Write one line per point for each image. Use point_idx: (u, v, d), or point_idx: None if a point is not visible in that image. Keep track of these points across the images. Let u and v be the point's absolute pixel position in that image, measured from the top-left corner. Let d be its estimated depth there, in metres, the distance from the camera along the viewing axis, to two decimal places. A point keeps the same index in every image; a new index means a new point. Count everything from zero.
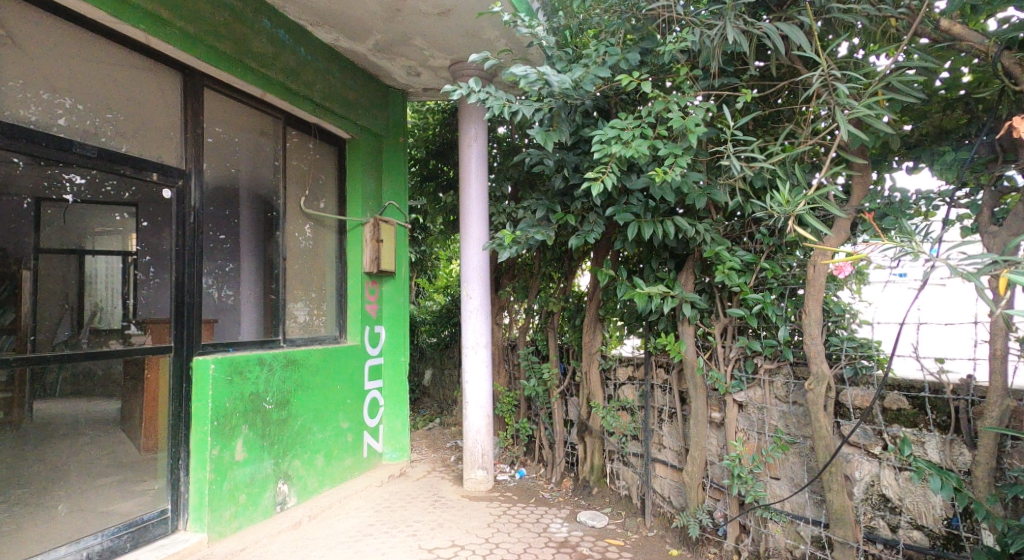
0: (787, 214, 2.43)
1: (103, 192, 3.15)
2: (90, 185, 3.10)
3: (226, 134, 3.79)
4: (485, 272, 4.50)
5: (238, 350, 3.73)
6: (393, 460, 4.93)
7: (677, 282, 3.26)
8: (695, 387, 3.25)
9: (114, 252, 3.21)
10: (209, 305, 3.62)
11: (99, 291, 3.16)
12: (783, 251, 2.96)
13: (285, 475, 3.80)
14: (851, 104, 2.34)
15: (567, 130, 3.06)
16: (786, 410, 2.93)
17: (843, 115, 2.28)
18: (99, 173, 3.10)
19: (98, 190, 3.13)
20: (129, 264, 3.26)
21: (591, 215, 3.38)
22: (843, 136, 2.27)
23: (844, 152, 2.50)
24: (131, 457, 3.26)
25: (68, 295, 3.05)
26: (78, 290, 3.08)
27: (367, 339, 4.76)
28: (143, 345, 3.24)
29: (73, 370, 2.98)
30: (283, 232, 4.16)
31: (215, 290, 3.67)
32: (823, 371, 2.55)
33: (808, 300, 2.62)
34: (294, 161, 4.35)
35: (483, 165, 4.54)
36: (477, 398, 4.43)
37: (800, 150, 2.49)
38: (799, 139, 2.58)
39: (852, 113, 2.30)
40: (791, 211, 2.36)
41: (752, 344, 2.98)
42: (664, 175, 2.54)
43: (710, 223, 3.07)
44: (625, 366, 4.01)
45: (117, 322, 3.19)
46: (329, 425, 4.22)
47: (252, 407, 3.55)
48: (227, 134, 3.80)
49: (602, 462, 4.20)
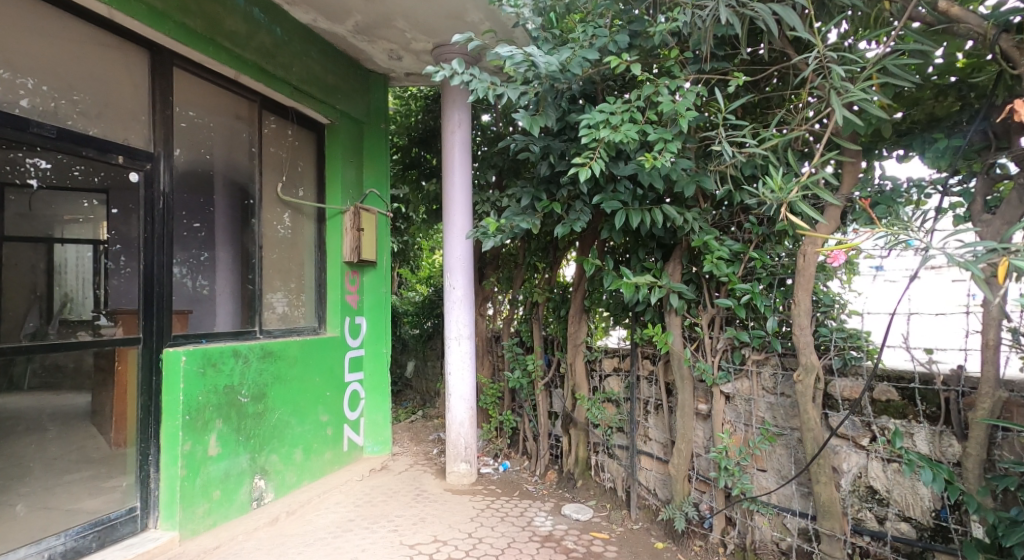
0: (779, 202, 2.34)
1: (69, 177, 3.06)
2: (56, 170, 3.01)
3: (200, 118, 3.66)
4: (468, 261, 4.41)
5: (211, 341, 3.57)
6: (374, 453, 4.85)
7: (664, 272, 3.20)
8: (682, 378, 3.20)
9: (85, 240, 3.12)
10: (180, 295, 3.50)
11: (70, 281, 3.09)
12: (772, 240, 2.91)
13: (262, 470, 3.70)
14: (846, 87, 2.25)
15: (553, 116, 2.97)
16: (773, 402, 2.91)
17: (838, 99, 2.21)
18: (65, 157, 3.00)
19: (65, 175, 3.04)
20: (100, 253, 3.14)
21: (577, 204, 3.31)
22: (838, 120, 2.20)
23: (835, 138, 2.43)
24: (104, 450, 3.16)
25: (36, 287, 3.01)
26: (47, 280, 3.04)
27: (347, 330, 4.65)
28: (113, 336, 3.10)
29: (41, 363, 2.88)
30: (259, 220, 4.03)
31: (189, 280, 3.57)
32: (812, 361, 2.51)
33: (797, 290, 2.58)
34: (271, 147, 4.21)
35: (466, 152, 4.44)
36: (460, 389, 4.34)
37: (792, 135, 2.40)
38: (791, 124, 2.51)
39: (847, 98, 2.23)
40: (784, 199, 2.27)
41: (739, 335, 2.93)
42: (652, 162, 2.47)
43: (698, 212, 3.02)
44: (610, 357, 3.97)
45: (88, 313, 3.08)
46: (308, 418, 4.11)
47: (227, 400, 3.43)
48: (201, 118, 3.67)
49: (587, 455, 4.16)
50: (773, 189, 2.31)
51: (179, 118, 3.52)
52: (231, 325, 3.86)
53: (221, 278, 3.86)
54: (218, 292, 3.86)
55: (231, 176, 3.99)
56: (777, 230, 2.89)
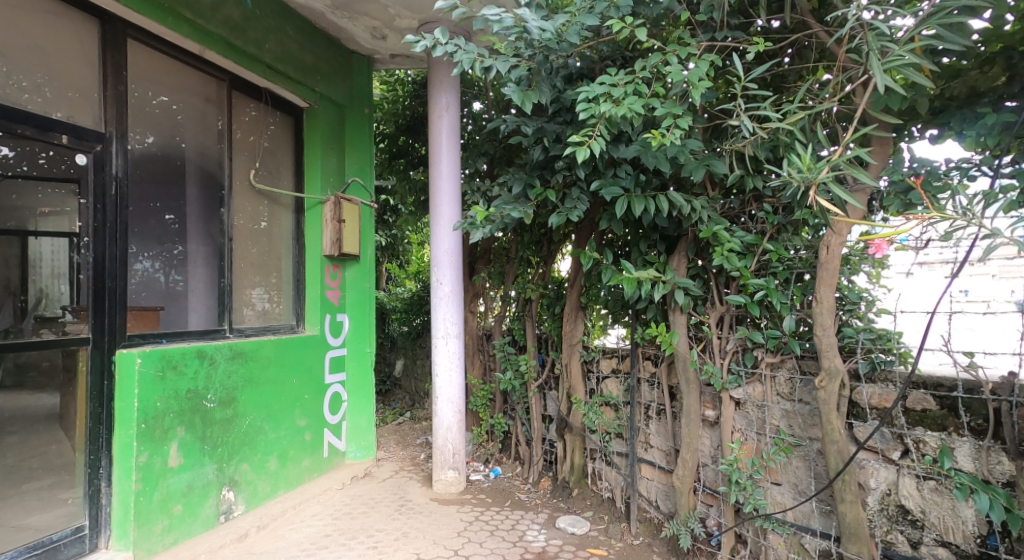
0: (806, 183, 2.01)
1: (39, 163, 2.82)
2: (22, 156, 2.78)
3: (172, 103, 3.48)
4: (456, 255, 4.12)
5: (173, 342, 3.26)
6: (357, 459, 4.56)
7: (668, 266, 2.94)
8: (687, 382, 2.93)
9: (62, 233, 2.87)
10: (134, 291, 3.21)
11: (44, 275, 2.88)
12: (790, 230, 2.64)
13: (231, 481, 3.41)
14: (889, 45, 1.93)
15: (548, 93, 2.68)
16: (790, 409, 2.63)
17: (878, 62, 1.87)
18: (30, 143, 2.77)
19: (34, 161, 2.81)
20: (75, 248, 2.86)
21: (574, 190, 3.02)
22: (878, 89, 1.86)
23: (871, 110, 2.12)
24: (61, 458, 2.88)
25: (10, 282, 2.84)
26: (21, 274, 2.87)
27: (328, 328, 4.35)
28: (78, 334, 2.83)
29: (17, 360, 2.68)
30: (228, 210, 3.72)
31: (162, 276, 3.43)
32: (836, 366, 2.27)
33: (819, 286, 2.32)
34: (243, 132, 3.90)
35: (455, 138, 4.14)
36: (448, 392, 4.06)
37: (823, 107, 2.07)
38: (824, 94, 2.20)
39: (888, 62, 1.91)
40: (814, 179, 1.95)
41: (752, 335, 2.65)
42: (659, 140, 2.16)
43: (706, 200, 2.77)
44: (608, 358, 3.71)
45: (55, 310, 2.84)
46: (284, 423, 3.82)
47: (190, 405, 3.13)
48: (173, 102, 3.48)
49: (583, 462, 3.89)
50: (800, 168, 2.01)
51: (136, 98, 3.22)
52: (200, 323, 3.58)
53: (194, 273, 3.66)
54: (188, 289, 3.60)
55: (201, 164, 3.71)
56: (795, 219, 2.62)
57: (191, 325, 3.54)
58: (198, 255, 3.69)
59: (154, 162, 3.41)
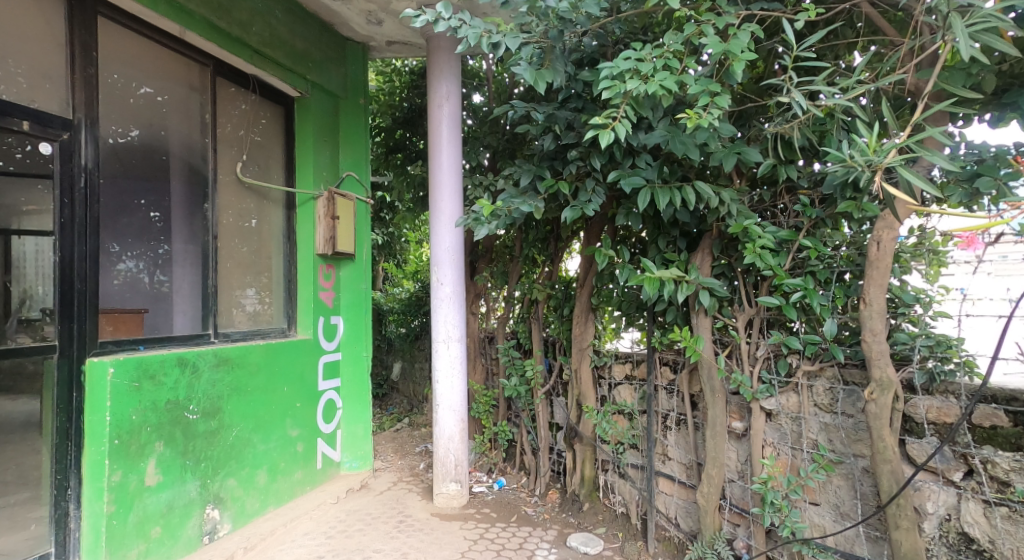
0: (870, 168, 1.79)
1: (17, 159, 2.62)
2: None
3: (157, 95, 3.27)
4: (458, 253, 3.86)
5: (150, 349, 2.98)
6: (353, 470, 4.30)
7: (691, 264, 2.70)
8: (712, 392, 2.69)
9: (47, 231, 2.63)
10: (108, 292, 2.94)
11: (29, 274, 2.65)
12: (829, 223, 2.40)
13: (215, 498, 3.15)
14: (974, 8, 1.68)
15: (561, 73, 2.44)
16: (829, 421, 2.39)
17: (962, 23, 1.65)
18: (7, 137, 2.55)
19: (12, 158, 2.61)
20: (55, 246, 2.62)
21: (589, 182, 2.78)
22: (963, 56, 1.63)
23: (947, 84, 1.86)
24: (30, 475, 2.64)
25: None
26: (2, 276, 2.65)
27: (322, 331, 4.09)
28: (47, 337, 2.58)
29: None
30: (212, 205, 3.45)
31: (146, 276, 3.24)
32: (888, 376, 2.04)
33: (869, 286, 2.09)
34: (229, 123, 3.63)
35: (456, 128, 3.89)
36: (450, 399, 3.80)
37: (894, 78, 1.84)
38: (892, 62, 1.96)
39: (974, 27, 1.67)
40: (881, 164, 1.73)
41: (788, 340, 2.41)
42: (695, 121, 1.92)
43: (735, 192, 2.54)
44: (621, 363, 3.46)
45: (31, 310, 2.60)
46: (274, 434, 3.56)
47: (170, 418, 2.87)
48: (158, 95, 3.28)
49: (594, 474, 3.64)
50: (862, 151, 1.79)
51: (109, 83, 2.95)
52: (185, 327, 3.31)
53: (181, 275, 3.39)
54: (173, 291, 3.35)
55: (186, 158, 3.45)
56: (834, 211, 2.38)
57: (174, 330, 3.26)
58: (185, 255, 3.43)
59: (132, 156, 3.19)
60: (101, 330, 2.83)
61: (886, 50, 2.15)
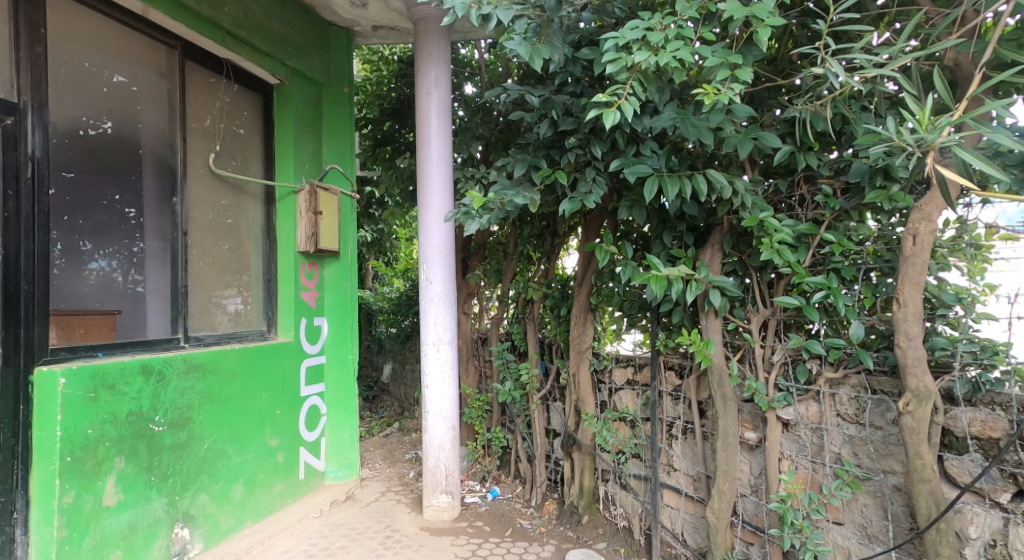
0: (921, 147, 1.59)
1: None
2: None
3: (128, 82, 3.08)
4: (448, 250, 3.62)
5: (110, 355, 2.71)
6: (338, 479, 4.06)
7: (700, 262, 2.48)
8: (723, 400, 2.47)
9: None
10: (80, 292, 2.94)
11: None
12: (853, 215, 2.19)
13: (185, 516, 2.91)
14: None
15: (559, 49, 2.21)
16: (854, 433, 2.18)
17: None
18: None
19: None
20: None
21: (589, 171, 2.55)
22: None
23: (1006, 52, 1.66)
24: None
25: None
26: None
27: (304, 333, 3.84)
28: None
29: None
30: (180, 199, 3.21)
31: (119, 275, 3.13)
32: (926, 386, 1.83)
33: (905, 285, 1.87)
34: (207, 114, 3.44)
35: (445, 117, 3.65)
36: (440, 406, 3.56)
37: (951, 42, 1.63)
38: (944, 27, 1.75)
39: None
40: (935, 141, 1.53)
41: (810, 344, 2.18)
42: (712, 97, 1.71)
43: (749, 181, 2.32)
44: (623, 367, 3.25)
45: None
46: (251, 445, 3.32)
47: (132, 431, 2.63)
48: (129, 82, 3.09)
49: (593, 485, 3.42)
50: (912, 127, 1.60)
51: (77, 68, 2.83)
52: (157, 328, 3.12)
53: (155, 275, 3.22)
54: (148, 292, 3.20)
55: (156, 150, 3.23)
56: (860, 201, 2.16)
57: (147, 333, 3.07)
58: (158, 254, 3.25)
59: (108, 151, 3.19)
60: (69, 335, 2.73)
61: (921, 20, 1.94)
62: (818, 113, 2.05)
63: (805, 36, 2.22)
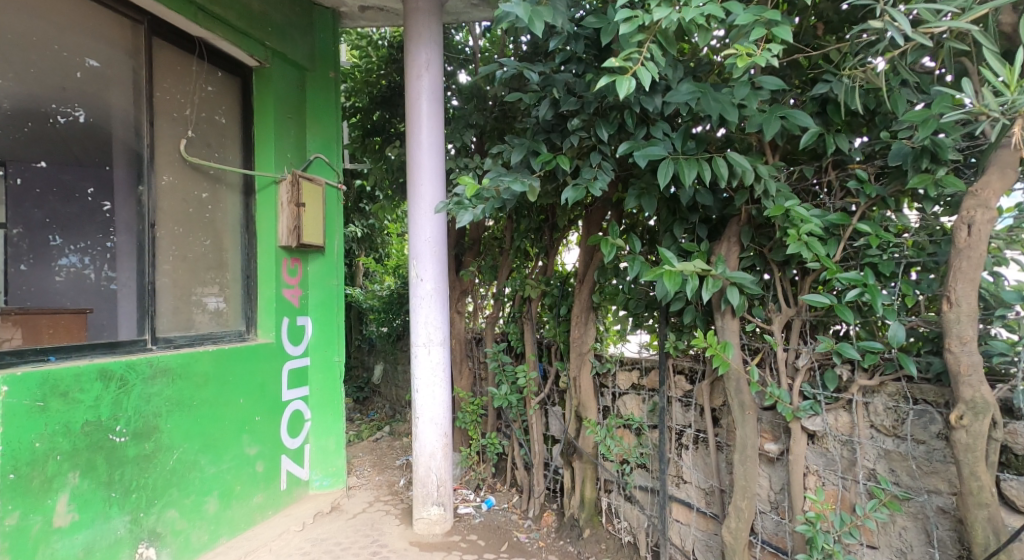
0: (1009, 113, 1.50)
1: None
2: None
3: (105, 70, 2.98)
4: (440, 244, 3.36)
5: (63, 360, 2.47)
6: (324, 488, 3.81)
7: (715, 256, 2.25)
8: (741, 409, 2.24)
9: None
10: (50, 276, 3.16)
11: None
12: (891, 204, 1.96)
13: (151, 534, 2.67)
14: None
15: (561, 17, 1.98)
16: (892, 447, 1.96)
17: None
18: None
19: None
20: None
21: (594, 156, 2.31)
22: None
23: None
24: None
25: None
26: None
27: (286, 334, 3.57)
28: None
29: None
30: (147, 187, 2.97)
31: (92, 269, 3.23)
32: (983, 397, 1.61)
33: (960, 281, 1.64)
34: (188, 105, 3.25)
35: (437, 102, 3.39)
36: (431, 411, 3.31)
37: None
38: None
39: None
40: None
41: (843, 348, 1.95)
42: (745, 60, 1.51)
43: (772, 166, 2.09)
44: (628, 370, 3.02)
45: None
46: (227, 455, 3.07)
47: (88, 443, 2.41)
48: (106, 69, 2.98)
49: (595, 496, 3.19)
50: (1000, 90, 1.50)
51: (40, 48, 2.90)
52: (124, 327, 2.90)
53: (124, 270, 3.03)
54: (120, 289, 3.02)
55: (127, 141, 3.02)
56: (900, 187, 1.93)
57: (115, 333, 2.87)
58: (128, 250, 3.03)
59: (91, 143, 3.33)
60: (36, 336, 2.64)
61: None
62: (871, 81, 1.87)
63: (831, 9, 2.04)
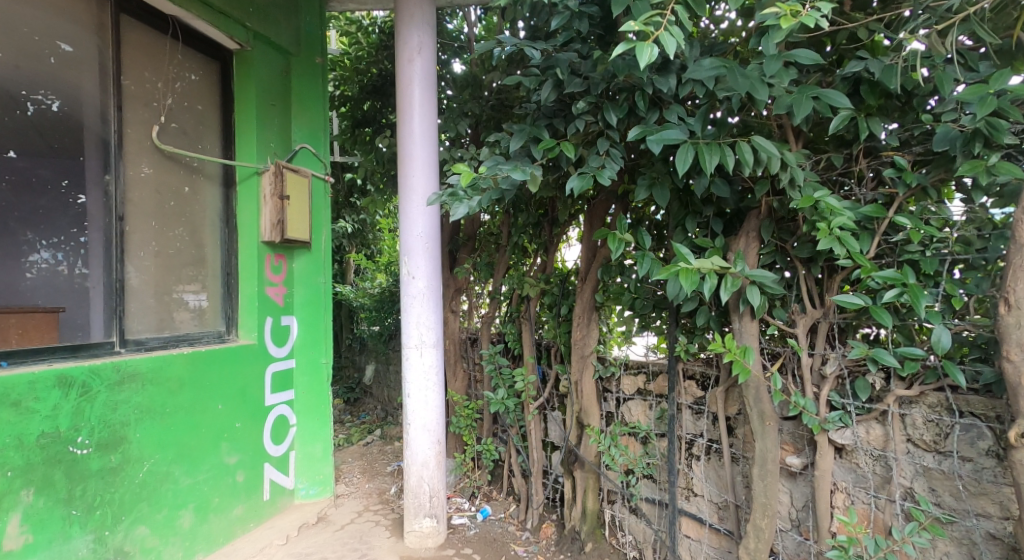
0: None
1: None
2: None
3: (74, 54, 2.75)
4: (432, 239, 3.15)
5: (17, 365, 2.27)
6: (310, 498, 3.58)
7: (734, 252, 2.05)
8: (762, 419, 2.04)
9: None
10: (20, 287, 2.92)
11: None
12: (933, 195, 1.76)
13: (118, 554, 2.47)
14: None
15: None
16: (932, 465, 1.79)
17: None
18: None
19: None
20: None
21: (601, 142, 2.11)
22: None
23: None
24: None
25: None
26: None
27: (269, 334, 3.35)
28: None
29: None
30: (114, 177, 2.75)
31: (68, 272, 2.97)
32: None
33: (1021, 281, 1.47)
34: (168, 94, 3.07)
35: (430, 88, 3.17)
36: (423, 418, 3.10)
37: None
38: None
39: None
40: None
41: (880, 354, 1.76)
42: (788, 20, 1.43)
43: (798, 153, 1.89)
44: (633, 374, 2.82)
45: None
46: (203, 465, 2.85)
47: (43, 457, 2.22)
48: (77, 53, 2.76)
49: (598, 507, 2.99)
50: None
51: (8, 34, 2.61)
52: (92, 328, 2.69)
53: (95, 265, 2.78)
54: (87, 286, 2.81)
55: (95, 127, 2.81)
56: (944, 175, 1.74)
57: (79, 334, 2.66)
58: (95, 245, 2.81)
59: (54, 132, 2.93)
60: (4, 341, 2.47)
61: None
62: (934, 47, 1.65)
63: None
